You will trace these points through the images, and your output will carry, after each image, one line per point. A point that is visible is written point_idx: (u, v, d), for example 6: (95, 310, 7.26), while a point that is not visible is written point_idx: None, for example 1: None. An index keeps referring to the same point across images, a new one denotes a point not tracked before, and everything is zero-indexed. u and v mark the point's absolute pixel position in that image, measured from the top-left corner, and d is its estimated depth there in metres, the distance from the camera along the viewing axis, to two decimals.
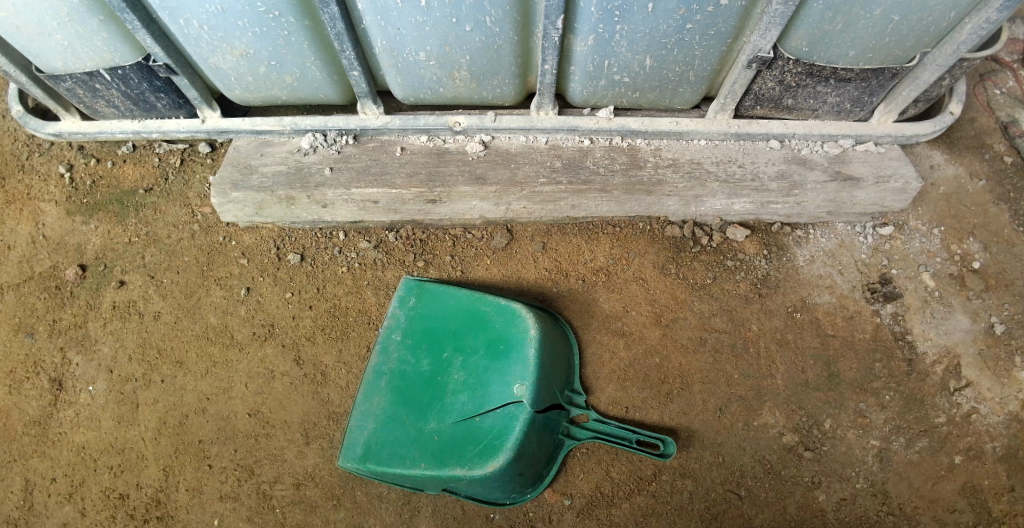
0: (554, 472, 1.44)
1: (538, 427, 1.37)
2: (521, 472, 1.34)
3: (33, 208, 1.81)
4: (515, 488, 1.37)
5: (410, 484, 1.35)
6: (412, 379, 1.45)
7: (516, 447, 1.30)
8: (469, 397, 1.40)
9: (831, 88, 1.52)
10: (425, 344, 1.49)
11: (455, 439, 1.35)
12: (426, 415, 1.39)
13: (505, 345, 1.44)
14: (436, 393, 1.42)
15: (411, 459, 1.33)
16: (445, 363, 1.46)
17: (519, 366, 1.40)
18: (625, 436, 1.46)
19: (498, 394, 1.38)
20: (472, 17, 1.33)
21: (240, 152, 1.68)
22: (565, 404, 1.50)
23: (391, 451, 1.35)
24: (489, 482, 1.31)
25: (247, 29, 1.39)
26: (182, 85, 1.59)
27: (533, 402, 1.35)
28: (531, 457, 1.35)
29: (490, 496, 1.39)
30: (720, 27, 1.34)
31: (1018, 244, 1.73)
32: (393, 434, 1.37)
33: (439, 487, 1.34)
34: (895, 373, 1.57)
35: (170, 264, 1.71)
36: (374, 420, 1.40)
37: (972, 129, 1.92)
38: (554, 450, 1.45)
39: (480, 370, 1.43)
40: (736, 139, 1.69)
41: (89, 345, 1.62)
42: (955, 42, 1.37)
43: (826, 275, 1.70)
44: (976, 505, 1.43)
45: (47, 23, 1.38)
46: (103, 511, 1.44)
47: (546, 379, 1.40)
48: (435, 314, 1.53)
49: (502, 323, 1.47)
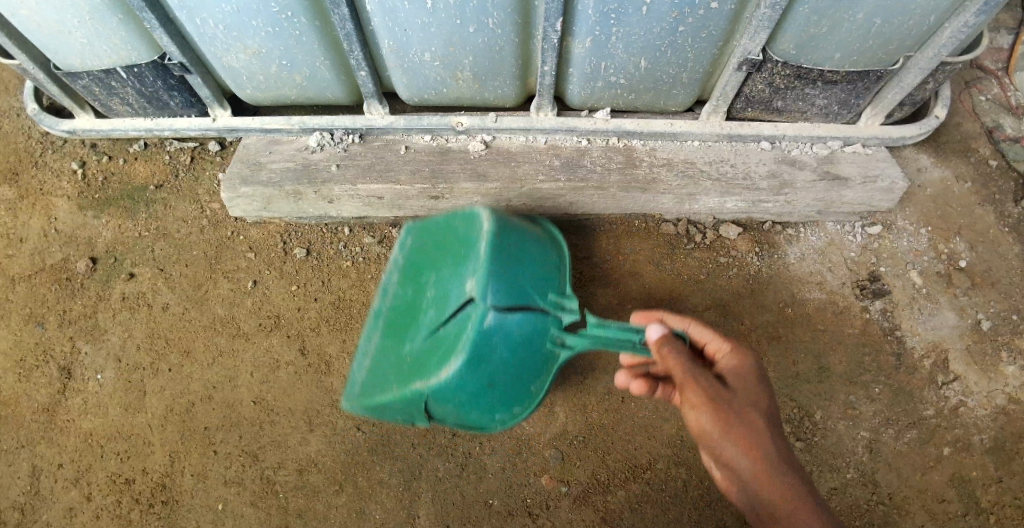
0: (546, 388, 1.27)
1: (503, 332, 1.18)
2: (491, 381, 1.21)
3: (46, 203, 1.85)
4: (497, 406, 1.26)
5: (395, 417, 1.33)
6: (400, 311, 1.40)
7: (467, 350, 1.15)
8: (434, 309, 1.28)
9: (820, 90, 1.58)
10: (413, 273, 1.42)
11: (422, 356, 1.26)
12: (404, 342, 1.34)
13: (467, 248, 1.28)
14: (414, 316, 1.35)
15: (387, 385, 1.30)
16: (423, 285, 1.36)
17: (471, 263, 1.23)
18: (633, 340, 1.18)
19: (453, 297, 1.23)
20: (475, 18, 1.39)
21: (249, 149, 1.74)
22: (550, 309, 1.25)
23: (377, 381, 1.34)
24: (455, 395, 1.21)
25: (261, 29, 1.45)
26: (196, 84, 1.66)
27: (483, 298, 1.16)
28: (498, 366, 1.20)
29: (475, 421, 1.29)
30: (711, 30, 1.41)
31: (1003, 244, 1.79)
32: (382, 366, 1.36)
33: (420, 415, 1.28)
34: (884, 366, 1.61)
35: (178, 258, 1.76)
36: (371, 359, 1.40)
37: (958, 134, 1.99)
38: (540, 363, 1.25)
39: (444, 280, 1.30)
40: (728, 141, 1.75)
41: (98, 334, 1.66)
42: (936, 45, 1.43)
43: (816, 272, 1.75)
44: (964, 495, 1.46)
45: (68, 21, 1.45)
46: (109, 495, 1.47)
47: (503, 273, 1.21)
48: (423, 244, 1.44)
49: (467, 229, 1.32)
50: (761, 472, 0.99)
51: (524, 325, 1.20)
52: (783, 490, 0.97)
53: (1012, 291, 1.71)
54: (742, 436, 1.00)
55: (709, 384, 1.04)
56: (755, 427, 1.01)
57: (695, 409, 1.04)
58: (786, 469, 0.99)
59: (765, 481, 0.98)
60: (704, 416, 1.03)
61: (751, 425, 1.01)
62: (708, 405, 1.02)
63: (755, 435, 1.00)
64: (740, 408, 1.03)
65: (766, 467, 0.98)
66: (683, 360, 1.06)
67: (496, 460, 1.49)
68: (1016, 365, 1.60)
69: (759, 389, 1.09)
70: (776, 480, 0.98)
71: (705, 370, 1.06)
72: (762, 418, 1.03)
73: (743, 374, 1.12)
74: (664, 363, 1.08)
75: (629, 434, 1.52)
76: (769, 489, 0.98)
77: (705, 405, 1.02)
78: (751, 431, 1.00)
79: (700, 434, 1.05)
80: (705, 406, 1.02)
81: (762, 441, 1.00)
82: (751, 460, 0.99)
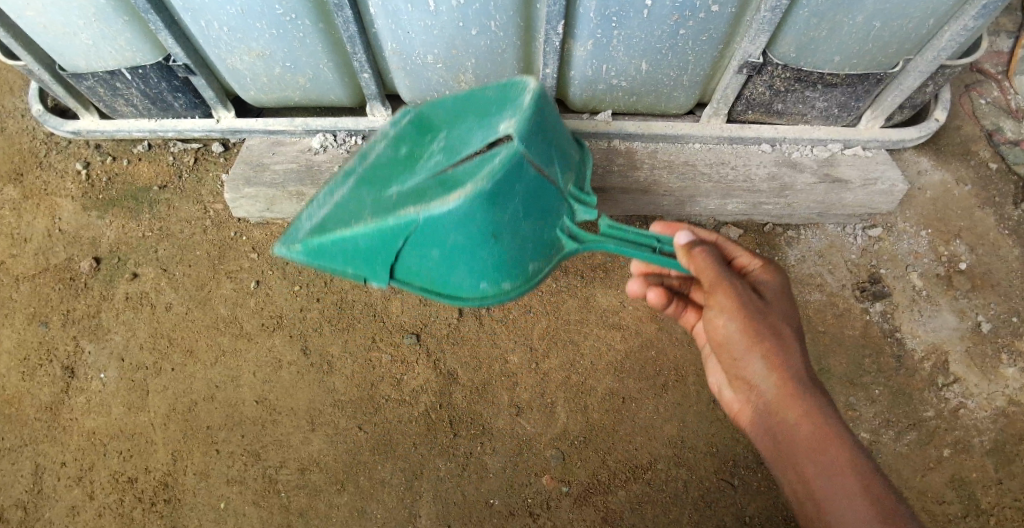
0: (545, 272, 1.18)
1: (529, 183, 1.09)
2: (498, 232, 1.07)
3: (51, 203, 1.86)
4: (486, 270, 1.12)
5: (350, 265, 1.07)
6: (383, 161, 1.17)
7: (491, 184, 1.02)
8: (443, 154, 1.15)
9: (819, 93, 1.59)
10: (406, 132, 1.24)
11: (416, 190, 1.08)
12: (387, 185, 1.12)
13: (496, 102, 1.17)
14: (408, 165, 1.16)
15: (358, 216, 1.05)
16: (425, 140, 1.20)
17: (509, 108, 1.13)
18: (645, 245, 1.10)
19: (479, 138, 1.12)
20: (477, 21, 1.41)
21: (252, 151, 1.75)
22: (571, 197, 1.19)
23: (338, 215, 1.06)
24: (452, 235, 1.05)
25: (265, 31, 1.47)
26: (200, 85, 1.68)
27: (524, 139, 1.07)
28: (511, 219, 1.07)
29: (453, 288, 1.15)
30: (712, 33, 1.42)
31: (1003, 246, 1.79)
32: (346, 203, 1.09)
33: (389, 263, 1.08)
34: (884, 368, 1.61)
35: (182, 258, 1.77)
36: (326, 200, 1.11)
37: (959, 137, 1.99)
38: (546, 239, 1.16)
39: (463, 129, 1.16)
40: (729, 143, 1.76)
41: (101, 333, 1.67)
42: (936, 48, 1.44)
43: (817, 274, 1.75)
44: (964, 497, 1.47)
45: (74, 22, 1.46)
46: (112, 493, 1.47)
47: (542, 131, 1.14)
48: (422, 107, 1.28)
49: (498, 87, 1.20)
50: (785, 393, 0.93)
51: (545, 191, 1.13)
52: (806, 416, 0.91)
53: (1012, 293, 1.72)
54: (768, 350, 0.94)
55: (739, 290, 0.97)
56: (784, 342, 0.95)
57: (721, 315, 0.98)
58: (813, 392, 0.93)
59: (788, 405, 0.93)
60: (730, 324, 0.97)
61: (780, 341, 0.95)
62: (737, 311, 0.96)
63: (784, 352, 0.94)
64: (772, 321, 0.96)
65: (789, 387, 0.93)
66: (713, 264, 0.99)
67: (497, 460, 1.50)
68: (1016, 367, 1.61)
69: (791, 305, 1.02)
70: (800, 403, 0.92)
71: (737, 276, 0.99)
72: (791, 334, 0.97)
73: (778, 290, 1.03)
74: (691, 265, 1.02)
75: (629, 434, 1.53)
76: (791, 415, 0.92)
77: (733, 311, 0.96)
78: (780, 346, 0.94)
79: (722, 342, 1.00)
80: (732, 312, 0.96)
81: (789, 358, 0.94)
82: (775, 378, 0.94)
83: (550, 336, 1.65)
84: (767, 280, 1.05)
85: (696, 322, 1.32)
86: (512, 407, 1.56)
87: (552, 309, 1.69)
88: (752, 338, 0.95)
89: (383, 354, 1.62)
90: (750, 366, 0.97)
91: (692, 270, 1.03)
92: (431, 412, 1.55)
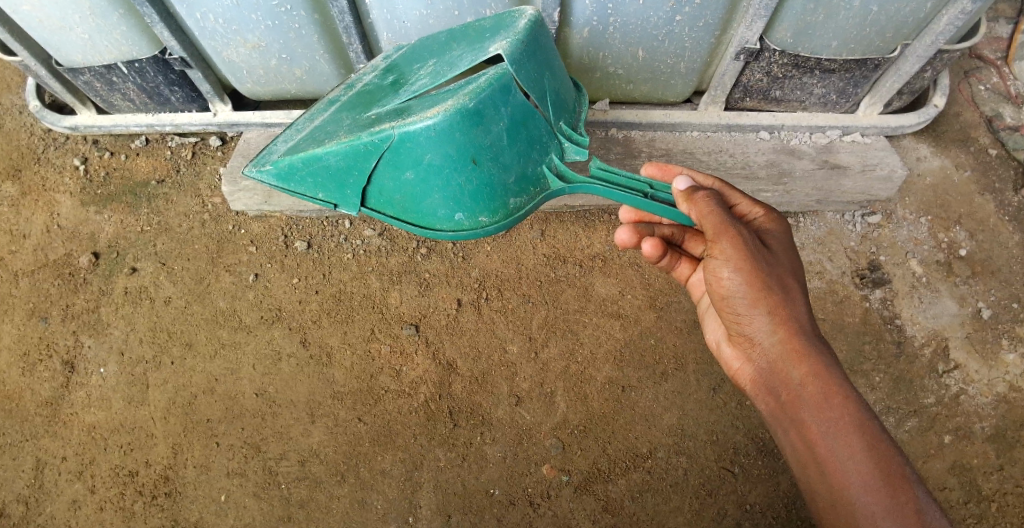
0: (527, 206, 1.13)
1: (515, 108, 1.08)
2: (475, 152, 1.06)
3: (48, 199, 1.86)
4: (461, 197, 1.11)
5: (320, 188, 1.12)
6: (369, 92, 1.23)
7: (467, 99, 1.02)
8: (431, 77, 1.17)
9: (817, 79, 1.60)
10: (399, 66, 1.28)
11: (395, 111, 1.10)
12: (368, 109, 1.16)
13: (492, 33, 1.20)
14: (392, 91, 1.19)
15: (335, 134, 1.10)
16: (415, 70, 1.23)
17: (502, 35, 1.16)
18: (637, 190, 1.09)
19: (467, 61, 1.15)
20: (473, 10, 1.43)
21: (251, 144, 1.80)
22: (564, 134, 1.18)
23: (316, 136, 1.12)
24: (426, 154, 1.05)
25: (260, 22, 1.48)
26: (197, 79, 1.68)
27: (512, 61, 1.09)
28: (491, 143, 1.06)
29: (428, 215, 1.14)
30: (708, 19, 1.43)
31: (1003, 232, 1.79)
32: (328, 125, 1.15)
33: (361, 183, 1.11)
34: (884, 355, 1.61)
35: (180, 252, 1.76)
36: (309, 127, 1.17)
37: (958, 123, 1.99)
38: (530, 173, 1.13)
39: (454, 57, 1.20)
40: (726, 131, 1.76)
41: (101, 328, 1.66)
42: (933, 33, 1.44)
43: (816, 261, 1.74)
44: (965, 483, 1.46)
45: (70, 16, 1.47)
46: (113, 487, 1.47)
47: (536, 59, 1.15)
48: (417, 45, 1.32)
49: (495, 23, 1.23)
50: (790, 349, 0.95)
51: (534, 119, 1.11)
52: (812, 372, 0.93)
53: (1013, 280, 1.71)
54: (771, 305, 0.96)
55: (745, 239, 0.98)
56: (788, 297, 0.97)
57: (726, 266, 0.98)
58: (817, 346, 0.95)
59: (793, 362, 0.94)
60: (735, 276, 0.98)
61: (784, 295, 0.97)
62: (741, 262, 0.97)
63: (788, 307, 0.97)
64: (775, 274, 0.98)
65: (795, 341, 0.95)
66: (717, 209, 0.99)
67: (497, 450, 1.50)
68: (1017, 353, 1.61)
69: (792, 259, 1.04)
70: (805, 357, 0.94)
71: (740, 224, 1.00)
72: (794, 287, 0.99)
73: (775, 239, 1.06)
74: (694, 211, 1.02)
75: (629, 423, 1.53)
76: (797, 371, 0.94)
77: (738, 261, 0.97)
78: (784, 299, 0.97)
79: (725, 295, 1.01)
80: (738, 263, 0.97)
81: (794, 315, 0.97)
82: (781, 334, 0.96)
83: (548, 326, 1.65)
84: (767, 230, 1.07)
85: (691, 274, 1.34)
86: (512, 397, 1.56)
87: (550, 299, 1.69)
88: (756, 292, 0.97)
89: (382, 344, 1.62)
90: (753, 321, 0.99)
91: (694, 215, 1.02)
92: (430, 403, 1.55)
